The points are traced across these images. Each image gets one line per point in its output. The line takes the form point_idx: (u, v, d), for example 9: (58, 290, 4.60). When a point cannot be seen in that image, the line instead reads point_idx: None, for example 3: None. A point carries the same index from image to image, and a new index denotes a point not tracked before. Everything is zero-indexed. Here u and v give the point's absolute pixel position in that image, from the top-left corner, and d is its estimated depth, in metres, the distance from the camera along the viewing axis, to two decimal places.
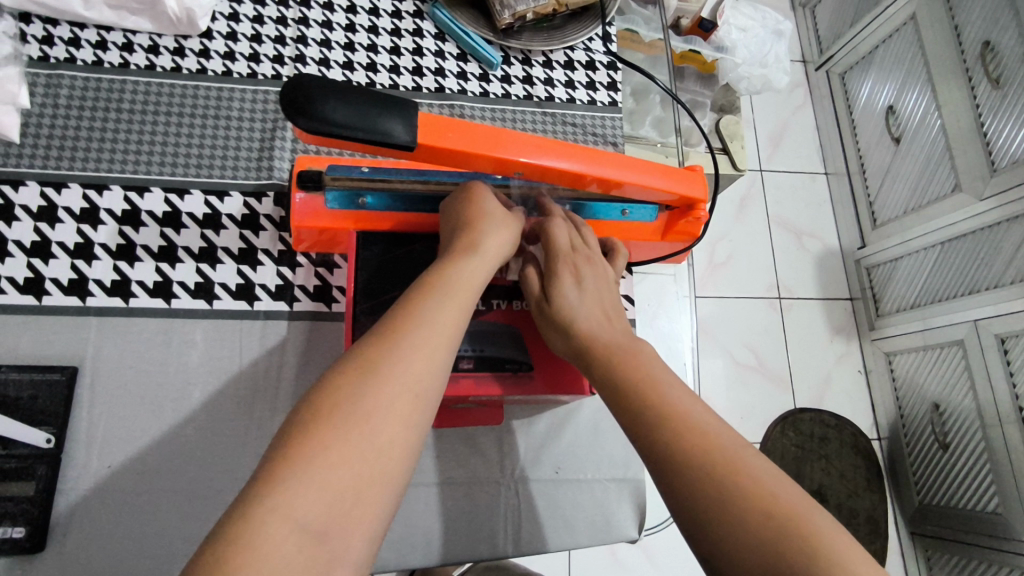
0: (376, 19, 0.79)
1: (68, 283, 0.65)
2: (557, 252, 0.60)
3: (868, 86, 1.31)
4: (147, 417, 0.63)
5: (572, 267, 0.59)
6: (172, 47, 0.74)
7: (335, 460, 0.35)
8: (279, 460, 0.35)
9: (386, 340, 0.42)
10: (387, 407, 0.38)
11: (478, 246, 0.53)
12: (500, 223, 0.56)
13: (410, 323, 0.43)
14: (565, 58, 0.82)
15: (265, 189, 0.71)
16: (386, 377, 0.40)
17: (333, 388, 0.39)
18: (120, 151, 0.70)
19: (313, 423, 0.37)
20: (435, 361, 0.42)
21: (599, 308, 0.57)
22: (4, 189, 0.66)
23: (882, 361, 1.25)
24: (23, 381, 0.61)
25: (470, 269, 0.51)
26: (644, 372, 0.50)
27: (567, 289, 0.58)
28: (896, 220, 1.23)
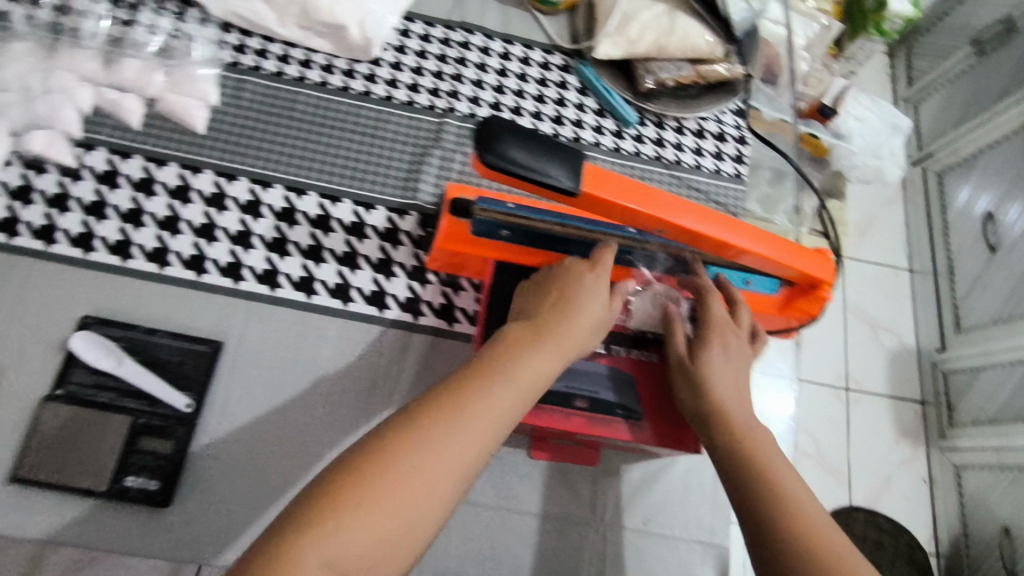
0: (526, 67, 0.85)
1: (225, 265, 0.71)
2: (713, 319, 0.61)
3: (966, 191, 1.20)
4: (275, 399, 0.68)
5: (720, 334, 0.60)
6: (344, 68, 0.81)
7: (376, 514, 0.39)
8: (312, 507, 0.38)
9: (452, 403, 0.45)
10: (434, 467, 0.41)
11: (569, 328, 0.54)
12: (596, 292, 0.57)
13: (476, 392, 0.46)
14: (697, 127, 0.86)
15: (408, 208, 0.76)
16: (443, 442, 0.42)
17: (387, 438, 0.42)
18: (287, 155, 0.77)
19: (364, 470, 0.40)
20: (491, 436, 0.45)
21: (733, 379, 0.58)
22: (183, 173, 0.74)
23: (949, 474, 1.08)
24: (175, 347, 0.67)
25: (554, 347, 0.52)
26: (759, 454, 0.53)
27: (713, 356, 0.59)
28: (981, 329, 1.10)
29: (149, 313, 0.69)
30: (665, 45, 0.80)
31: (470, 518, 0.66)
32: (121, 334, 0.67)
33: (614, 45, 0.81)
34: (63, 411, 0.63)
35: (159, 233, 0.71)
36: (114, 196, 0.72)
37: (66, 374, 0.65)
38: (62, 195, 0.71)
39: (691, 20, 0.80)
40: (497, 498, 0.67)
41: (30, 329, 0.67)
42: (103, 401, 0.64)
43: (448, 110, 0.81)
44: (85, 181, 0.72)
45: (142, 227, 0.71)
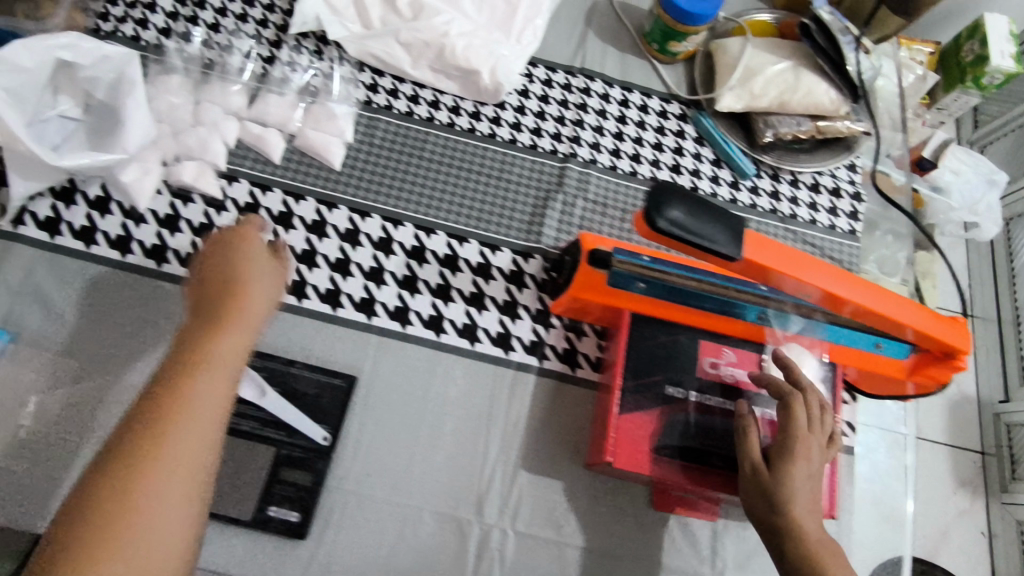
0: (645, 115, 0.87)
1: (359, 300, 0.74)
2: (795, 428, 0.58)
3: None
4: (406, 436, 0.69)
5: (802, 444, 0.57)
6: (470, 110, 0.84)
7: (142, 525, 0.40)
8: (102, 497, 0.40)
9: (184, 390, 0.44)
10: (191, 449, 0.43)
11: (234, 309, 0.50)
12: (263, 262, 0.56)
13: (204, 370, 0.46)
14: (811, 181, 0.87)
15: (532, 251, 0.78)
16: (188, 427, 0.43)
17: (155, 406, 0.43)
18: (416, 194, 0.79)
19: (112, 471, 0.41)
20: (209, 436, 0.45)
21: (808, 492, 0.56)
22: (319, 208, 0.76)
23: (1012, 529, 0.91)
24: (312, 379, 0.69)
25: (219, 340, 0.48)
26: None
27: (794, 476, 0.56)
28: None
29: (287, 344, 0.71)
30: (789, 100, 0.81)
31: (594, 565, 0.68)
32: (261, 365, 0.69)
33: (737, 98, 0.82)
34: None
35: (297, 266, 0.74)
36: None
37: None
38: (208, 225, 0.74)
39: (816, 76, 0.81)
40: (620, 547, 0.68)
41: None
42: (246, 429, 0.66)
43: (570, 155, 0.83)
44: (230, 213, 0.75)
45: None
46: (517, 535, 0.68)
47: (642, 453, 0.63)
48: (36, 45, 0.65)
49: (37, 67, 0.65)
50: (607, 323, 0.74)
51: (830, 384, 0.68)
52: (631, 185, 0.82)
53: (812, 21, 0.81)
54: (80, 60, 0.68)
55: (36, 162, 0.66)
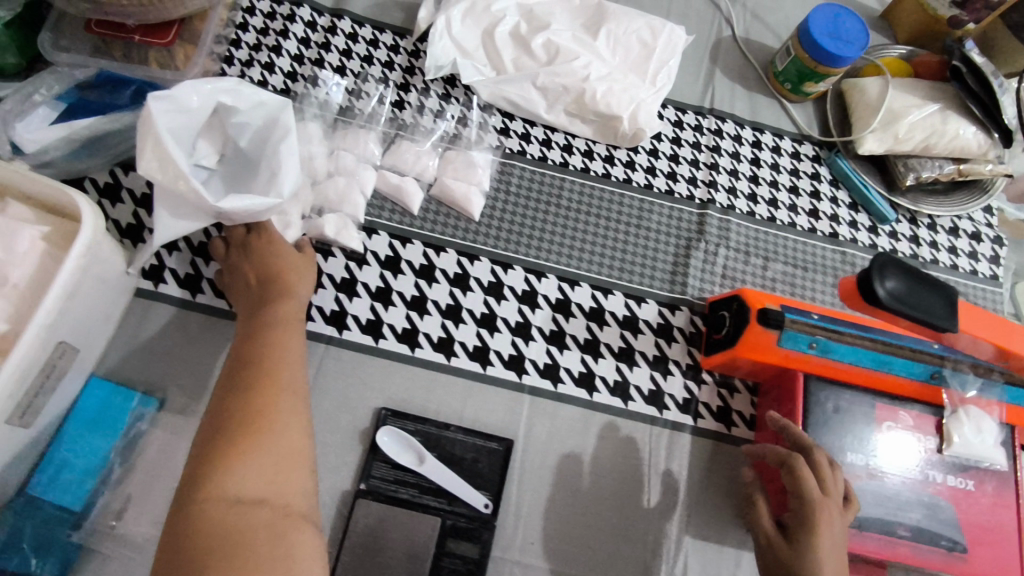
0: (778, 157, 0.85)
1: (508, 357, 0.71)
2: (811, 501, 0.53)
3: None
4: (566, 504, 0.67)
5: (816, 515, 0.53)
6: (603, 154, 0.81)
7: (273, 449, 0.51)
8: (231, 432, 0.51)
9: (274, 359, 0.57)
10: (295, 406, 0.55)
11: (292, 287, 0.64)
12: (307, 267, 0.67)
13: (282, 356, 0.58)
14: (950, 224, 0.85)
15: (678, 302, 0.75)
16: (286, 387, 0.55)
17: (258, 381, 0.55)
18: (557, 244, 0.76)
19: (250, 412, 0.52)
20: (300, 385, 0.57)
21: (835, 568, 0.51)
22: (460, 260, 0.74)
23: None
24: (468, 443, 0.67)
25: (284, 308, 0.62)
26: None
27: (815, 550, 0.52)
28: None
29: (439, 406, 0.68)
30: (933, 145, 0.79)
31: None
32: (415, 428, 0.67)
33: (879, 141, 0.80)
34: (374, 508, 0.63)
35: (442, 322, 0.71)
36: (398, 282, 0.72)
37: (367, 469, 0.65)
38: (350, 280, 0.72)
39: (964, 119, 0.80)
40: None
41: (326, 419, 0.66)
42: (406, 497, 0.64)
43: (708, 200, 0.81)
44: (370, 267, 0.73)
45: (426, 315, 0.71)
46: None
47: None
48: (203, 88, 0.63)
49: (200, 108, 0.64)
50: (761, 378, 0.72)
51: (1008, 448, 0.65)
52: (771, 231, 0.80)
53: (963, 64, 0.80)
54: (239, 104, 0.66)
55: (193, 202, 0.60)
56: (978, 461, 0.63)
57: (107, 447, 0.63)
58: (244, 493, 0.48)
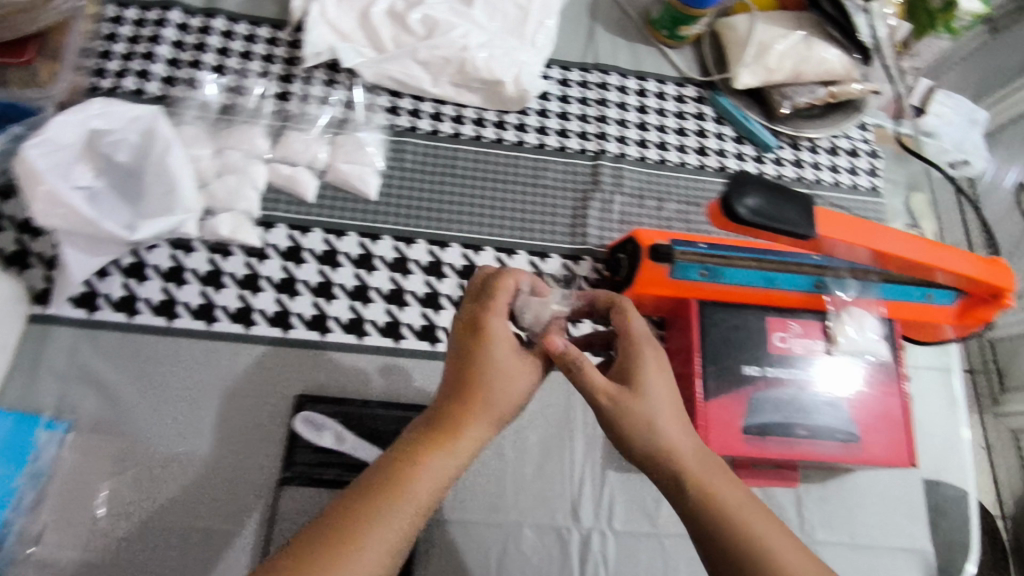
0: (663, 102, 0.87)
1: (419, 328, 0.73)
2: (633, 344, 0.52)
3: None
4: (492, 460, 0.69)
5: (637, 360, 0.51)
6: (494, 121, 0.83)
7: None
8: (307, 565, 0.41)
9: (396, 491, 0.45)
10: (383, 557, 0.43)
11: (493, 386, 0.49)
12: (502, 381, 0.49)
13: (417, 480, 0.45)
14: (829, 145, 0.89)
15: (581, 252, 0.78)
16: (388, 529, 0.44)
17: (349, 514, 0.44)
18: (457, 213, 0.78)
19: (337, 546, 0.42)
20: (408, 520, 0.45)
21: (672, 409, 0.50)
22: (362, 241, 0.75)
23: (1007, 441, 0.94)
24: (391, 416, 0.68)
25: (488, 406, 0.49)
26: (719, 499, 0.47)
27: (648, 387, 0.50)
28: None
29: (357, 385, 0.70)
30: (804, 71, 0.83)
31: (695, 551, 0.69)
32: (335, 410, 0.68)
33: (754, 74, 0.84)
34: (300, 493, 0.64)
35: (351, 304, 0.73)
36: (301, 271, 0.73)
37: (291, 456, 0.66)
38: (252, 276, 0.72)
39: (827, 44, 0.83)
40: None
41: (244, 414, 0.67)
42: (333, 477, 0.65)
43: (600, 152, 0.83)
44: (271, 260, 0.73)
45: (334, 300, 0.73)
46: (619, 534, 0.68)
47: (732, 435, 0.64)
48: (72, 119, 0.65)
49: (76, 142, 0.65)
50: (666, 313, 0.75)
51: (890, 340, 0.70)
52: (663, 173, 0.83)
53: None
54: (112, 126, 0.67)
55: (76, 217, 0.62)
56: (863, 356, 0.69)
57: (12, 475, 0.60)
58: None
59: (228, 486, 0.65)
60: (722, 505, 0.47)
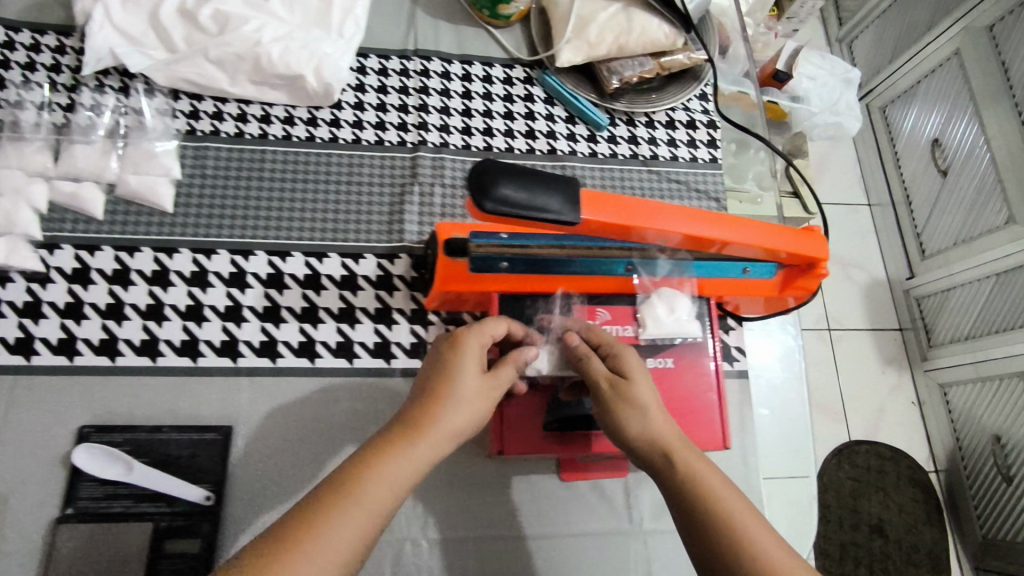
0: (490, 85, 0.83)
1: (220, 344, 0.69)
2: (613, 347, 0.58)
3: (911, 117, 1.29)
4: (300, 475, 0.67)
5: (630, 354, 0.57)
6: (305, 117, 0.78)
7: None
8: (261, 556, 0.39)
9: (360, 479, 0.44)
10: (339, 552, 0.41)
11: (460, 383, 0.50)
12: (468, 400, 0.50)
13: (379, 479, 0.44)
14: (666, 118, 0.86)
15: (397, 251, 0.75)
16: (352, 520, 0.42)
17: (319, 505, 0.42)
18: (263, 219, 0.74)
19: (296, 535, 0.40)
20: (373, 518, 0.43)
21: (658, 397, 0.54)
22: (158, 257, 0.71)
23: (936, 393, 1.22)
24: (183, 441, 0.66)
25: (452, 415, 0.49)
26: (700, 479, 0.49)
27: (641, 376, 0.54)
28: (945, 251, 1.21)
29: (151, 410, 0.66)
30: (626, 44, 0.79)
31: (515, 550, 0.67)
32: (124, 439, 0.65)
33: (575, 51, 0.79)
34: (79, 530, 0.61)
35: (144, 324, 0.69)
36: (90, 293, 0.69)
37: (73, 491, 0.62)
38: (34, 303, 0.68)
39: (648, 14, 0.79)
40: (542, 527, 0.68)
41: (23, 452, 0.63)
42: (119, 510, 0.62)
43: (419, 143, 0.79)
44: (56, 284, 0.69)
45: (126, 321, 0.68)
46: (436, 543, 0.66)
47: (531, 432, 0.63)
48: None
49: None
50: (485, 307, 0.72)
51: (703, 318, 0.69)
52: (488, 160, 0.80)
53: None
54: None
55: None
56: (675, 337, 0.66)
57: None
58: None
59: (4, 529, 0.61)
60: (701, 479, 0.49)
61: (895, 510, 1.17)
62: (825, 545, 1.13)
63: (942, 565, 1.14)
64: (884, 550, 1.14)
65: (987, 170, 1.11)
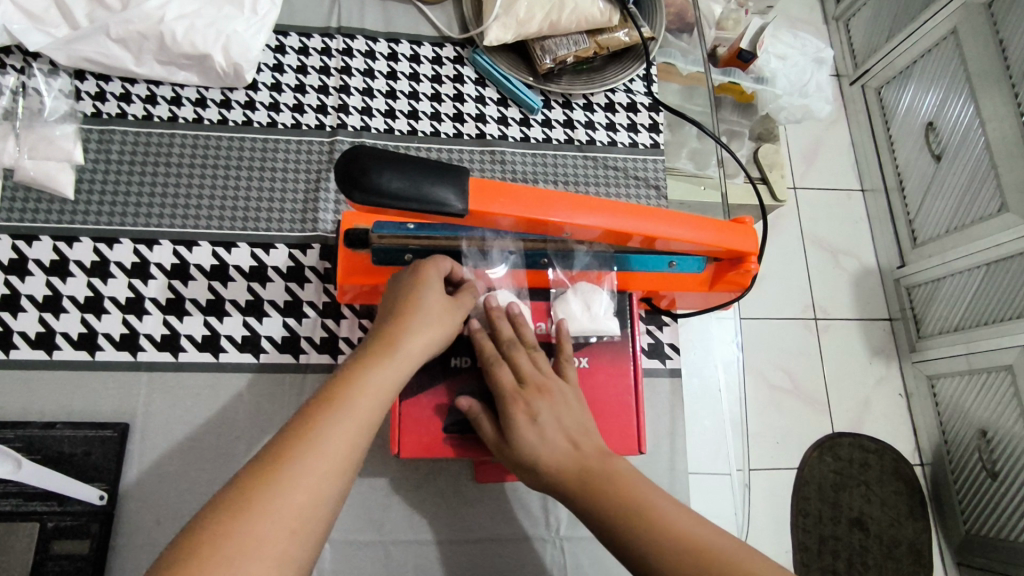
0: (417, 66, 0.79)
1: (119, 337, 0.67)
2: (505, 395, 0.55)
3: (908, 97, 1.22)
4: (197, 475, 0.64)
5: (525, 403, 0.54)
6: (218, 99, 0.75)
7: (296, 491, 0.40)
8: (268, 459, 0.41)
9: (355, 383, 0.46)
10: (350, 437, 0.44)
11: (426, 303, 0.53)
12: (433, 318, 0.53)
13: (365, 388, 0.46)
14: (605, 101, 0.82)
15: (309, 241, 0.72)
16: (351, 420, 0.44)
17: (316, 418, 0.44)
18: (170, 206, 0.71)
19: (296, 439, 0.42)
20: (367, 421, 0.45)
21: (564, 436, 0.53)
22: (57, 245, 0.68)
23: (923, 385, 1.16)
24: (76, 438, 0.63)
25: (425, 330, 0.52)
26: (606, 492, 0.49)
27: (523, 429, 0.53)
28: (936, 239, 1.15)
29: (44, 405, 0.64)
30: (557, 20, 0.74)
31: (424, 556, 0.64)
32: (15, 435, 0.62)
33: (504, 29, 0.75)
34: None
35: (41, 316, 0.66)
36: None
37: None
38: None
39: None
40: (453, 532, 0.65)
41: None
42: (7, 509, 0.59)
43: (338, 126, 0.76)
44: None
45: (22, 313, 0.66)
46: (339, 547, 0.63)
47: (430, 435, 0.60)
48: None
49: None
50: None
51: (623, 314, 0.66)
52: (411, 145, 0.76)
53: None
54: None
55: None
56: (589, 336, 0.63)
57: None
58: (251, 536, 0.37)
59: None
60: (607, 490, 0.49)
61: (877, 504, 1.11)
62: (802, 537, 1.08)
63: (924, 561, 1.09)
64: (863, 545, 1.09)
65: (981, 154, 1.05)
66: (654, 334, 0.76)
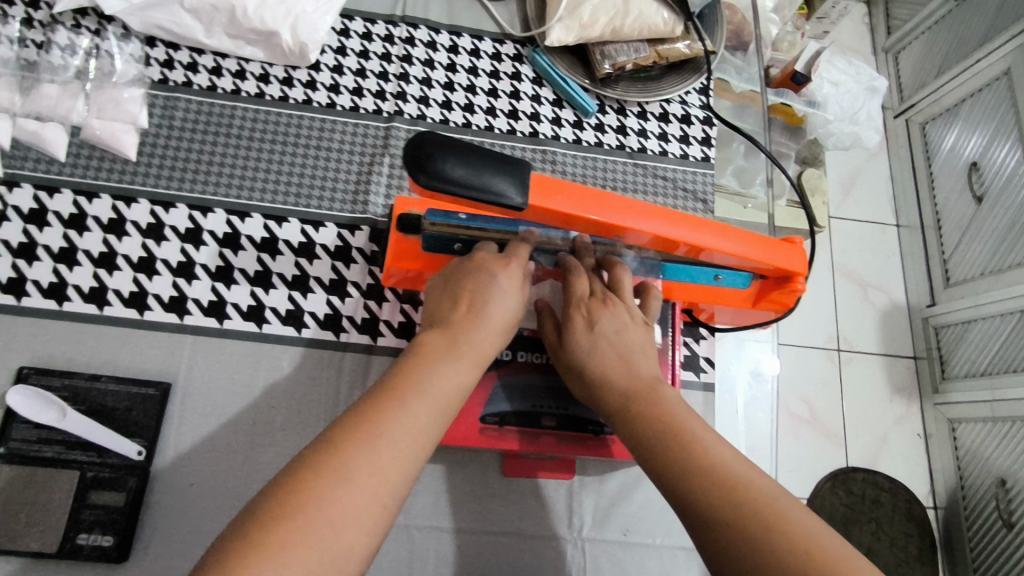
0: (476, 60, 0.80)
1: (168, 300, 0.68)
2: (572, 300, 0.57)
3: (952, 137, 1.21)
4: (230, 441, 0.65)
5: (587, 311, 0.56)
6: (281, 76, 0.76)
7: (389, 443, 0.39)
8: (358, 416, 0.41)
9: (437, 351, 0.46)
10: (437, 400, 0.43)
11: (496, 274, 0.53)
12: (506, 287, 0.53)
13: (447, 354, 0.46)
14: (660, 110, 0.82)
15: (358, 222, 0.73)
16: (437, 382, 0.44)
17: (403, 375, 0.44)
18: (226, 176, 0.72)
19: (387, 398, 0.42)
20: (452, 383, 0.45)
21: (618, 351, 0.53)
22: (115, 205, 0.70)
23: (945, 428, 1.14)
24: (120, 393, 0.64)
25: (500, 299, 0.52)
26: (656, 416, 0.47)
27: (579, 333, 0.54)
28: (971, 281, 1.13)
29: (90, 357, 0.65)
30: (620, 27, 0.74)
31: (445, 543, 0.65)
32: (61, 383, 0.63)
33: (566, 30, 0.75)
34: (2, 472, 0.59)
35: (95, 271, 0.68)
36: (45, 236, 0.68)
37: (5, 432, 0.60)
38: None
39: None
40: (476, 522, 0.66)
41: None
42: (49, 455, 0.60)
43: (395, 113, 0.77)
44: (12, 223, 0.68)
45: (77, 267, 0.68)
46: None
47: (465, 424, 0.61)
48: None
49: None
50: None
51: (665, 322, 0.67)
52: (465, 137, 0.77)
53: None
54: None
55: None
56: None
57: None
58: (351, 487, 0.37)
59: None
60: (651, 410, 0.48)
61: (887, 543, 1.08)
62: None
63: None
64: None
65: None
66: (690, 346, 0.76)
